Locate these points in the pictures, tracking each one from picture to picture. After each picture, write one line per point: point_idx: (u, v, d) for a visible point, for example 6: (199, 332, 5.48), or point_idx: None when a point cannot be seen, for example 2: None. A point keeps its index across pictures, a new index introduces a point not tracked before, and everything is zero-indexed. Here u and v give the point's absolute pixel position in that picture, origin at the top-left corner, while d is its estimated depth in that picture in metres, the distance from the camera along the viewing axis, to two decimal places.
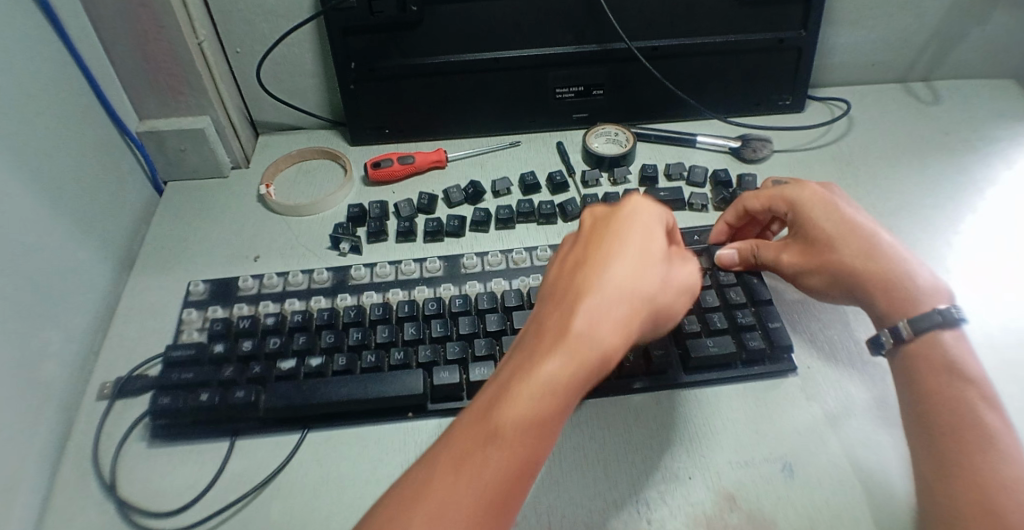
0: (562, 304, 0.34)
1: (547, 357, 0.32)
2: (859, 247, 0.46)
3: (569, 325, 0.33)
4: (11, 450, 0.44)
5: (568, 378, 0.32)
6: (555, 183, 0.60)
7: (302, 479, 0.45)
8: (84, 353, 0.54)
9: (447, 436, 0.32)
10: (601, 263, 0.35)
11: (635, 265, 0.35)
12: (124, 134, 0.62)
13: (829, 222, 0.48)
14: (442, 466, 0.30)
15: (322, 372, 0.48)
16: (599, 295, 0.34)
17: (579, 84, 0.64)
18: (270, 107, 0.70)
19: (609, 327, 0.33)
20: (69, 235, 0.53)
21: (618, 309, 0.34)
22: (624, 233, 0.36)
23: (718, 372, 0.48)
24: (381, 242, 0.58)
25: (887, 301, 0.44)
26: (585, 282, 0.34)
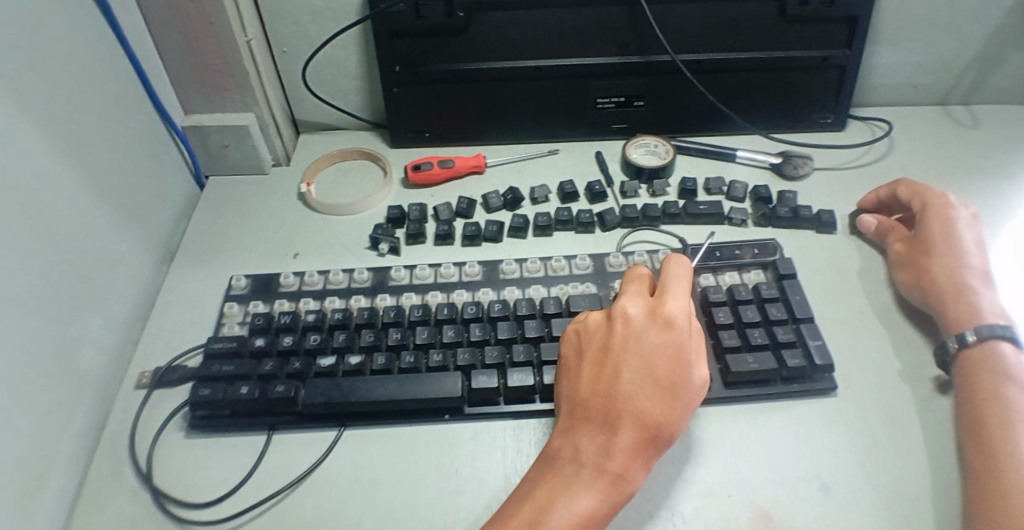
0: (590, 421, 0.38)
1: (576, 492, 0.35)
2: (957, 264, 0.50)
3: (592, 458, 0.36)
4: (50, 435, 0.45)
5: (597, 515, 0.35)
6: (595, 192, 0.60)
7: (335, 478, 0.45)
8: (123, 342, 0.54)
9: (510, 503, 0.36)
10: (621, 386, 0.38)
11: (650, 384, 0.38)
12: (170, 127, 0.63)
13: (935, 233, 0.52)
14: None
15: (361, 370, 0.48)
16: (620, 428, 0.37)
17: (620, 94, 0.64)
18: (312, 107, 0.71)
19: (627, 457, 0.36)
20: (114, 226, 0.54)
21: (635, 444, 0.36)
22: (641, 346, 0.39)
23: (757, 387, 0.48)
24: (420, 244, 0.58)
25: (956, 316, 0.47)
26: (609, 398, 0.38)
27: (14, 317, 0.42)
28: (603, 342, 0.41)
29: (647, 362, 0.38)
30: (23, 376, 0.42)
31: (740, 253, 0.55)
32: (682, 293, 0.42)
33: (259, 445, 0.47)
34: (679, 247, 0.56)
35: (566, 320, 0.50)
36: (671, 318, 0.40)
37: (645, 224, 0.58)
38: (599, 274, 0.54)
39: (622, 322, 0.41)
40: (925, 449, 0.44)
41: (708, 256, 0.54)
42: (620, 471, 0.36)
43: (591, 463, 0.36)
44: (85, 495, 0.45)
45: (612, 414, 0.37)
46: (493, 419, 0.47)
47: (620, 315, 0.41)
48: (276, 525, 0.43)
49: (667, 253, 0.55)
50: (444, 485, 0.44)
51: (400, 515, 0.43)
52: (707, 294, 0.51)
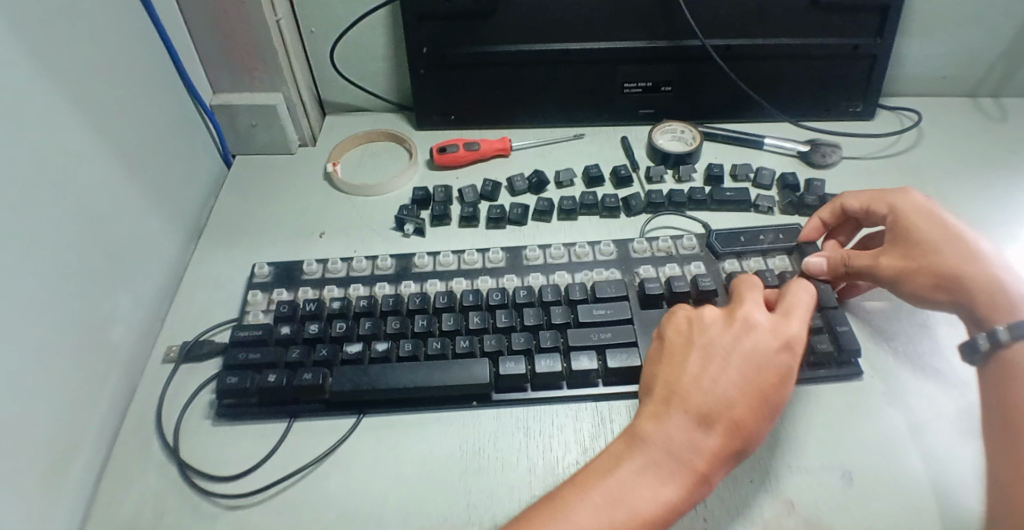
0: (685, 412, 0.36)
1: (658, 477, 0.34)
2: (967, 249, 0.43)
3: (682, 450, 0.35)
4: (82, 404, 0.45)
5: (673, 512, 0.34)
6: (620, 177, 0.60)
7: (360, 455, 0.46)
8: (152, 316, 0.55)
9: (592, 472, 0.36)
10: (727, 389, 0.36)
11: (760, 393, 0.37)
12: (198, 106, 0.63)
13: (932, 225, 0.45)
14: (587, 504, 0.34)
15: (387, 357, 0.48)
16: (714, 433, 0.35)
17: (647, 80, 0.64)
18: (339, 88, 0.71)
19: (714, 454, 0.35)
20: (144, 201, 0.55)
21: (725, 448, 0.36)
22: (758, 355, 0.37)
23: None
24: (444, 226, 0.59)
25: (990, 307, 0.41)
26: (706, 393, 0.36)
27: (51, 286, 0.43)
28: (716, 331, 0.39)
29: (761, 370, 0.37)
30: (55, 346, 0.43)
31: (766, 239, 0.54)
32: (803, 313, 0.40)
33: (281, 429, 0.47)
34: (703, 233, 0.55)
35: (592, 306, 0.50)
36: (790, 340, 0.38)
37: (670, 210, 0.58)
38: (623, 260, 0.53)
39: (739, 325, 0.39)
40: (944, 436, 0.44)
41: (733, 241, 0.54)
42: (704, 471, 0.35)
43: (676, 460, 0.35)
44: (115, 464, 0.46)
45: (712, 413, 0.36)
46: (519, 405, 0.47)
47: (673, 392, 0.37)
48: (301, 500, 0.44)
49: (691, 238, 0.55)
50: (466, 464, 0.45)
51: (423, 493, 0.43)
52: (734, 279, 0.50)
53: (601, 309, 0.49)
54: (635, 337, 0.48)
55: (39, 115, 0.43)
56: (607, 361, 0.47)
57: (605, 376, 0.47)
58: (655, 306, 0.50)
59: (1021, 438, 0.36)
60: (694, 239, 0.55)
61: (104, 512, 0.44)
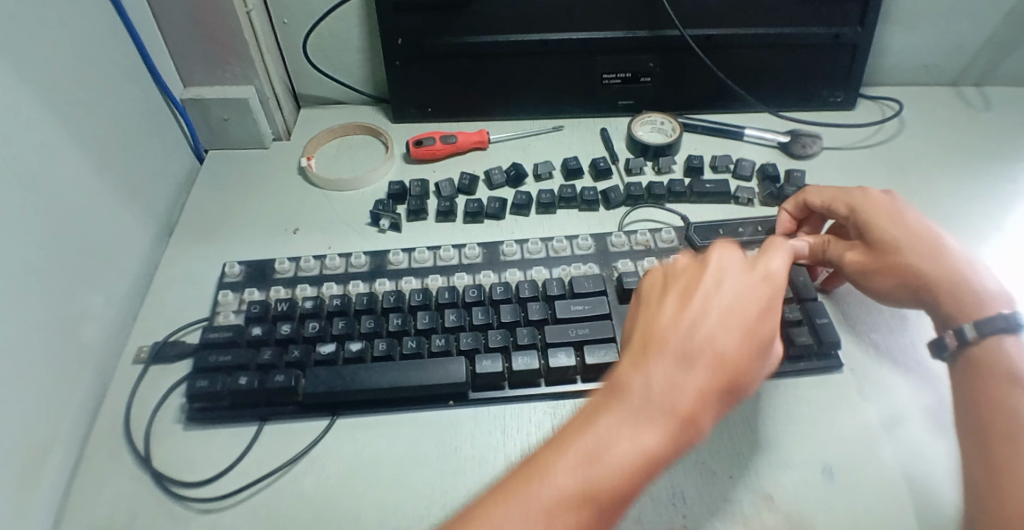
0: (665, 353, 0.33)
1: (643, 428, 0.31)
2: (931, 248, 0.43)
3: (665, 392, 0.32)
4: (49, 409, 0.44)
5: (657, 459, 0.31)
6: (599, 169, 0.59)
7: (336, 455, 0.45)
8: (122, 317, 0.54)
9: (566, 432, 0.33)
10: (710, 324, 0.34)
11: (742, 335, 0.34)
12: (168, 100, 0.62)
13: (892, 224, 0.45)
14: (568, 459, 0.30)
15: (362, 357, 0.47)
16: (698, 369, 0.33)
17: (627, 70, 0.63)
18: (315, 80, 0.69)
19: (701, 396, 0.32)
20: (113, 199, 0.53)
21: (709, 387, 0.33)
22: (730, 287, 0.36)
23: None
24: (421, 220, 0.58)
25: (954, 306, 0.41)
26: (688, 335, 0.34)
27: (14, 289, 0.41)
28: (690, 282, 0.37)
29: (740, 312, 0.35)
30: (20, 347, 0.42)
31: (744, 231, 0.53)
32: (782, 254, 0.39)
33: (251, 434, 0.46)
34: (682, 226, 0.55)
35: (570, 301, 0.49)
36: (769, 277, 0.37)
37: (650, 202, 0.57)
38: (601, 254, 0.53)
39: (715, 262, 0.37)
40: (925, 425, 0.44)
41: (711, 234, 0.53)
42: (692, 414, 0.32)
43: (659, 402, 0.32)
44: (87, 466, 0.45)
45: (690, 350, 0.33)
46: (496, 404, 0.47)
47: (653, 336, 0.35)
48: (277, 502, 0.43)
49: (670, 231, 0.54)
50: (443, 462, 0.44)
51: (398, 493, 0.43)
52: None
53: (578, 305, 0.48)
54: (613, 333, 0.47)
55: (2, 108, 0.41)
56: (585, 357, 0.46)
57: (584, 373, 0.47)
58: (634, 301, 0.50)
59: (994, 430, 0.35)
60: (673, 232, 0.54)
61: (74, 518, 0.43)
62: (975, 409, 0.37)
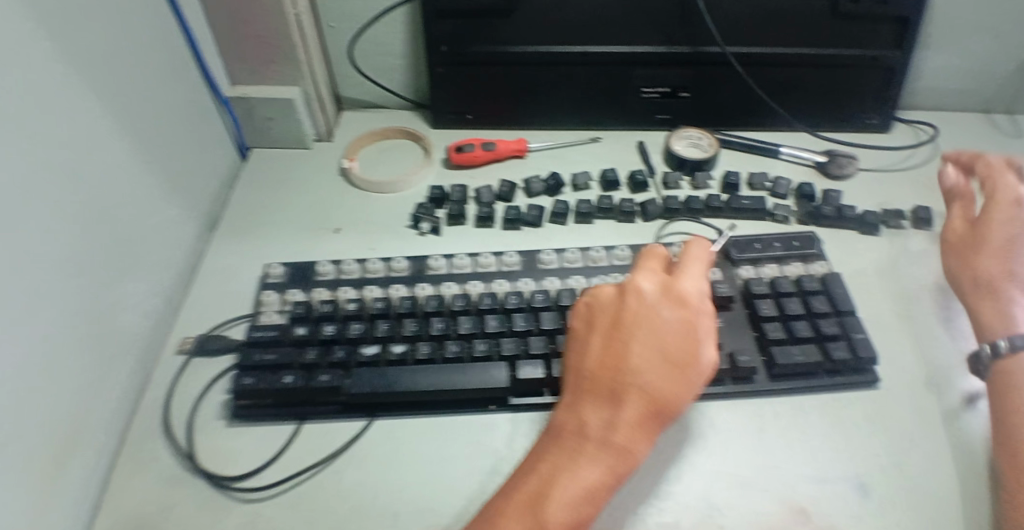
0: (595, 394, 0.37)
1: (581, 466, 0.35)
2: (1003, 264, 0.46)
3: (598, 431, 0.36)
4: (94, 398, 0.45)
5: (598, 491, 0.35)
6: (637, 182, 0.59)
7: (373, 454, 0.46)
8: (165, 309, 0.55)
9: (523, 475, 0.36)
10: (627, 357, 0.37)
11: (665, 362, 0.37)
12: (215, 96, 0.63)
13: (1001, 229, 0.48)
14: (516, 503, 0.34)
15: (405, 359, 0.48)
16: (625, 403, 0.36)
17: (665, 85, 0.63)
18: (357, 82, 0.70)
19: (632, 425, 0.36)
20: (159, 192, 0.54)
21: (639, 419, 0.36)
22: (654, 315, 0.38)
23: (801, 379, 0.48)
24: (460, 225, 0.58)
25: (987, 324, 0.45)
26: (615, 371, 0.37)
27: (65, 278, 0.42)
28: (616, 315, 0.39)
29: (660, 340, 0.37)
30: (71, 335, 0.43)
31: (782, 246, 0.54)
32: (698, 272, 0.41)
33: (289, 432, 0.47)
34: (719, 238, 0.56)
35: None
36: (685, 297, 0.39)
37: (687, 216, 0.58)
38: None
39: (636, 293, 0.40)
40: (962, 451, 0.44)
41: (749, 248, 0.54)
42: (625, 447, 0.35)
43: (595, 439, 0.36)
44: (128, 455, 0.46)
45: (618, 388, 0.36)
46: (535, 411, 0.47)
47: (584, 372, 0.38)
48: (314, 498, 0.43)
49: (707, 245, 0.55)
50: (479, 465, 0.45)
51: (434, 493, 0.43)
52: (751, 286, 0.51)
53: None
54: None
55: (59, 93, 0.42)
56: None
57: None
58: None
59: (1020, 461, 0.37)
60: (709, 245, 0.55)
61: (110, 508, 0.43)
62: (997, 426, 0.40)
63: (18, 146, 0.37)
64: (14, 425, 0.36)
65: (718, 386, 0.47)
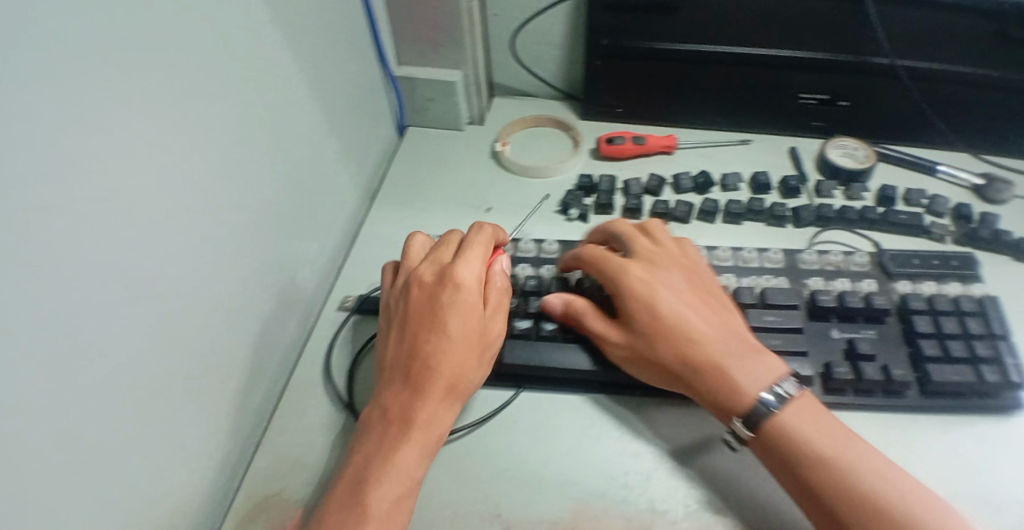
0: (421, 379, 0.43)
1: (402, 448, 0.41)
2: (696, 331, 0.44)
3: (420, 410, 0.42)
4: (271, 338, 0.51)
5: (416, 469, 0.41)
6: (789, 187, 0.59)
7: (518, 422, 0.49)
8: (332, 265, 0.60)
9: (365, 456, 0.41)
10: (433, 341, 0.44)
11: (456, 346, 0.44)
12: (387, 74, 0.67)
13: (672, 301, 0.46)
14: (358, 480, 0.40)
15: (555, 337, 0.51)
16: (432, 383, 0.43)
17: (825, 92, 0.63)
18: (512, 70, 0.73)
19: (435, 404, 0.43)
20: (336, 159, 0.59)
21: (442, 396, 0.43)
22: (455, 303, 0.45)
23: (952, 401, 0.46)
24: (606, 214, 0.60)
25: (724, 398, 0.42)
26: (428, 357, 0.44)
27: (257, 227, 0.47)
28: (426, 303, 0.46)
29: (425, 315, 0.46)
30: (259, 280, 0.48)
31: (936, 262, 0.52)
32: (478, 257, 0.48)
33: None
34: (874, 251, 0.55)
35: (763, 311, 0.49)
36: (461, 283, 0.46)
37: (840, 225, 0.58)
38: (792, 270, 0.53)
39: (457, 283, 0.46)
40: None
41: (907, 264, 0.52)
42: (427, 421, 0.42)
43: (401, 417, 0.42)
44: (294, 395, 0.52)
45: (429, 371, 0.43)
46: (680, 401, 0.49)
47: (405, 353, 0.45)
48: (464, 456, 0.47)
49: (863, 255, 0.54)
50: (617, 447, 0.47)
51: (575, 466, 0.46)
52: (908, 300, 0.49)
53: (771, 316, 0.49)
54: (804, 347, 0.48)
55: (264, 66, 0.46)
56: None
57: None
58: (824, 319, 0.49)
59: None
60: (865, 256, 0.54)
61: (277, 441, 0.49)
62: (774, 465, 0.41)
63: (225, 105, 0.42)
64: (204, 356, 0.42)
65: (865, 399, 0.46)
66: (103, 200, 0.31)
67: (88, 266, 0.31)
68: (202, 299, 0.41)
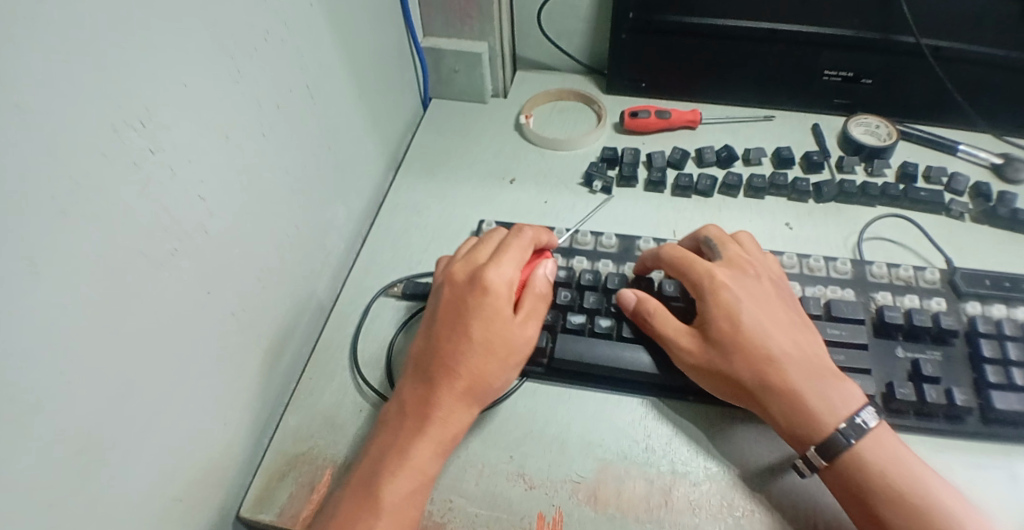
0: (442, 378, 0.43)
1: (415, 445, 0.42)
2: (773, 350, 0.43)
3: (437, 411, 0.43)
4: (300, 300, 0.51)
5: (427, 467, 0.41)
6: (812, 162, 0.60)
7: (538, 399, 0.49)
8: (358, 231, 0.60)
9: (381, 450, 0.42)
10: (454, 344, 0.44)
11: (476, 350, 0.44)
12: (413, 45, 0.67)
13: (754, 316, 0.45)
14: (373, 474, 0.41)
15: (608, 333, 0.50)
16: (449, 384, 0.43)
17: (850, 69, 0.63)
18: (536, 43, 0.73)
19: (452, 405, 0.43)
20: (364, 127, 0.59)
21: (458, 398, 0.43)
22: (480, 306, 0.45)
23: (1014, 432, 0.45)
24: (630, 187, 0.61)
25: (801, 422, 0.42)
26: (448, 357, 0.44)
27: (291, 190, 0.48)
28: (453, 303, 0.46)
29: (451, 319, 0.45)
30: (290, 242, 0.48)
31: (1009, 285, 0.51)
32: (511, 260, 0.47)
33: None
34: (945, 267, 0.53)
35: (828, 323, 0.49)
36: (488, 285, 0.45)
37: (862, 201, 0.59)
38: (860, 281, 0.52)
39: (484, 285, 0.45)
40: None
41: (977, 283, 0.51)
42: (442, 421, 0.43)
43: (416, 414, 0.43)
44: (320, 359, 0.53)
45: (448, 372, 0.43)
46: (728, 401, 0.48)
47: (428, 352, 0.45)
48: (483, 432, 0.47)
49: (933, 271, 0.53)
50: (644, 432, 0.47)
51: (597, 447, 0.46)
52: (975, 322, 0.48)
53: (837, 329, 0.48)
54: (869, 365, 0.47)
55: (300, 26, 0.46)
56: None
57: None
58: (890, 337, 0.49)
59: None
60: (936, 272, 0.53)
61: (304, 403, 0.50)
62: (843, 495, 0.40)
63: (263, 65, 0.42)
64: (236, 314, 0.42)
65: (925, 422, 0.46)
66: (149, 154, 0.33)
67: (131, 213, 0.32)
68: (236, 257, 0.41)
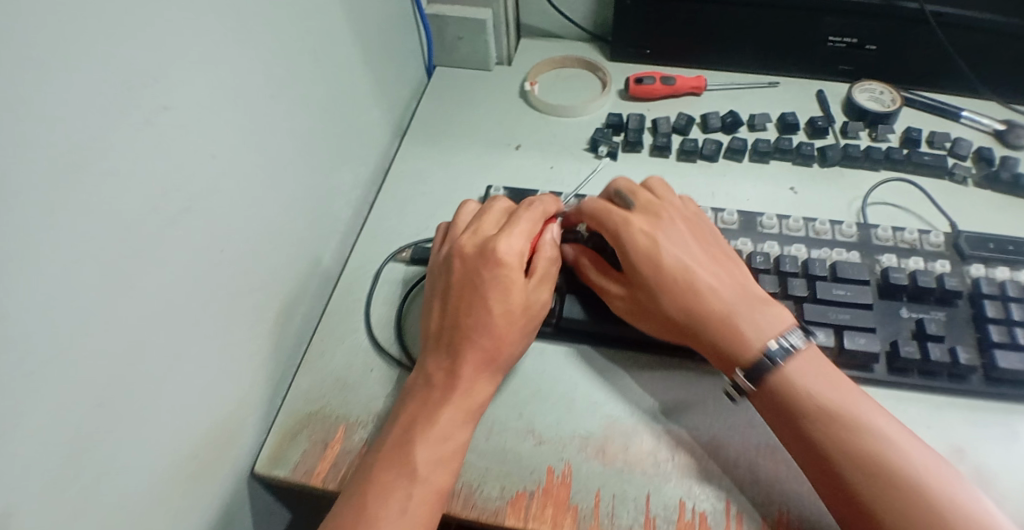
0: (462, 349, 0.43)
1: (441, 414, 0.41)
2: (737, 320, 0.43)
3: (460, 380, 0.43)
4: (309, 263, 0.51)
5: (456, 434, 0.41)
6: (816, 127, 0.61)
7: (550, 363, 0.49)
8: (365, 197, 0.60)
9: (404, 421, 0.42)
10: (472, 315, 0.44)
11: (496, 319, 0.44)
12: (417, 12, 0.67)
13: (716, 285, 0.45)
14: (398, 444, 0.40)
15: None
16: (471, 353, 0.43)
17: (854, 36, 0.63)
18: (540, 11, 0.73)
19: (474, 373, 0.43)
20: (370, 93, 0.59)
21: (480, 366, 0.43)
22: (496, 277, 0.45)
23: (1018, 390, 0.45)
24: (635, 152, 0.61)
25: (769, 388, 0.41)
26: (468, 328, 0.44)
27: (300, 150, 0.48)
28: (464, 277, 0.46)
29: (466, 290, 0.45)
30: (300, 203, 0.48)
31: (1012, 249, 0.51)
32: (522, 232, 0.47)
33: None
34: (949, 231, 0.53)
35: (832, 285, 0.49)
36: (502, 256, 0.45)
37: (866, 165, 0.59)
38: (865, 245, 0.52)
39: (497, 257, 0.45)
40: None
41: (980, 246, 0.51)
42: (467, 390, 0.43)
43: (442, 384, 0.43)
44: (330, 322, 0.53)
45: (469, 343, 0.43)
46: None
47: (445, 325, 0.45)
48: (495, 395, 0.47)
49: (937, 234, 0.53)
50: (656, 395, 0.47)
51: (609, 410, 0.46)
52: (980, 284, 0.48)
53: (840, 289, 0.48)
54: (873, 324, 0.47)
55: None
56: (844, 341, 0.46)
57: (837, 358, 0.47)
58: (894, 298, 0.49)
59: None
60: (940, 235, 0.53)
61: (314, 365, 0.50)
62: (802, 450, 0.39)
63: (272, 21, 0.42)
64: (250, 273, 0.42)
65: (930, 381, 0.46)
66: (165, 105, 0.33)
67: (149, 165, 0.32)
68: (249, 212, 0.41)
